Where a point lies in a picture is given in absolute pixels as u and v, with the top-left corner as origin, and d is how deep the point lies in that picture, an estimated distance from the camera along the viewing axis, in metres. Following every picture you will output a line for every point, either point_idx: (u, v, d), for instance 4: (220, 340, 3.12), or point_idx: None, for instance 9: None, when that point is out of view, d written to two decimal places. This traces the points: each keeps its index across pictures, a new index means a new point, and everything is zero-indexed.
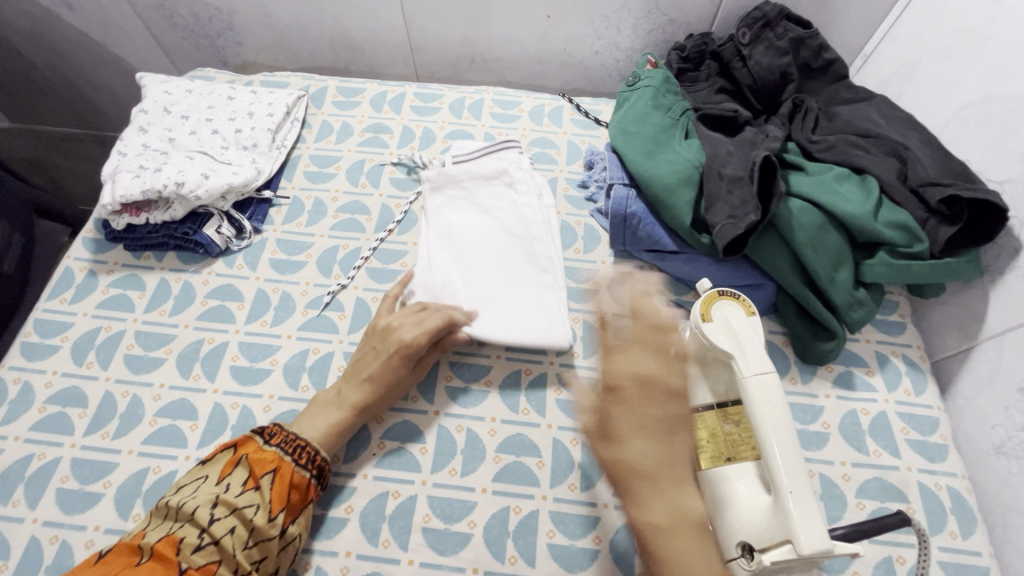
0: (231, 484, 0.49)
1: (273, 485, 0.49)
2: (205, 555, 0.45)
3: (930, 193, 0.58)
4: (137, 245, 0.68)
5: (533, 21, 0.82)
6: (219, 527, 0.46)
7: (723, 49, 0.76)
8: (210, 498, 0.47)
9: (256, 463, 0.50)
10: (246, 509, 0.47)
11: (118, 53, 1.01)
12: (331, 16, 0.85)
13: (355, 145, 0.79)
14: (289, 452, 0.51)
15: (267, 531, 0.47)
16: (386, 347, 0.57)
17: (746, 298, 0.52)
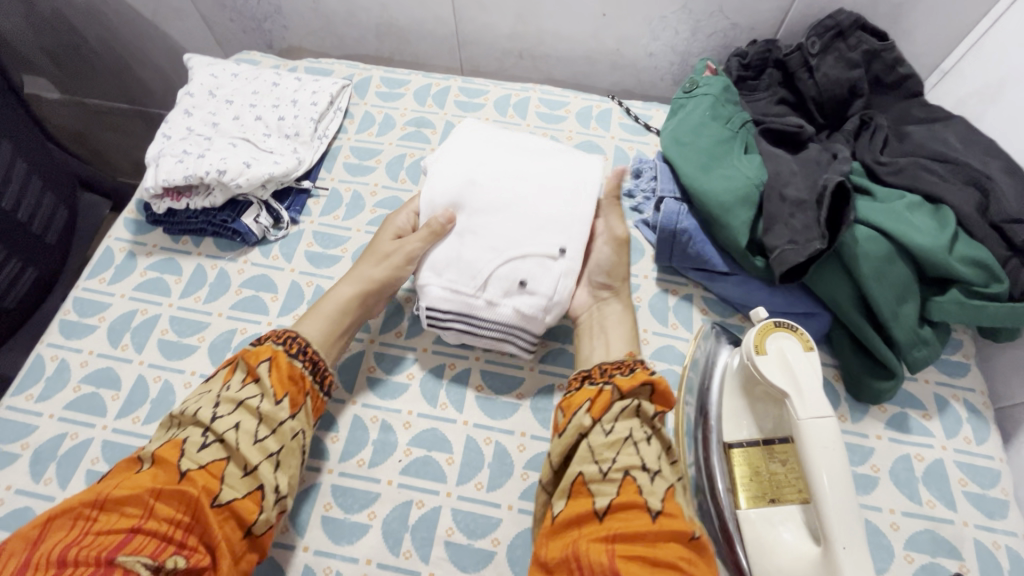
0: (231, 385, 0.51)
1: (270, 374, 0.51)
2: (213, 453, 0.47)
3: (1016, 231, 0.54)
4: (175, 229, 0.68)
5: (586, 19, 0.78)
6: (223, 423, 0.48)
7: (788, 58, 0.72)
8: (212, 403, 0.49)
9: (251, 356, 0.52)
10: (249, 403, 0.49)
11: (167, 30, 1.01)
12: (379, 3, 0.84)
13: (396, 139, 0.77)
14: (282, 343, 0.54)
15: (276, 418, 0.50)
16: (381, 246, 0.63)
17: (803, 332, 0.48)
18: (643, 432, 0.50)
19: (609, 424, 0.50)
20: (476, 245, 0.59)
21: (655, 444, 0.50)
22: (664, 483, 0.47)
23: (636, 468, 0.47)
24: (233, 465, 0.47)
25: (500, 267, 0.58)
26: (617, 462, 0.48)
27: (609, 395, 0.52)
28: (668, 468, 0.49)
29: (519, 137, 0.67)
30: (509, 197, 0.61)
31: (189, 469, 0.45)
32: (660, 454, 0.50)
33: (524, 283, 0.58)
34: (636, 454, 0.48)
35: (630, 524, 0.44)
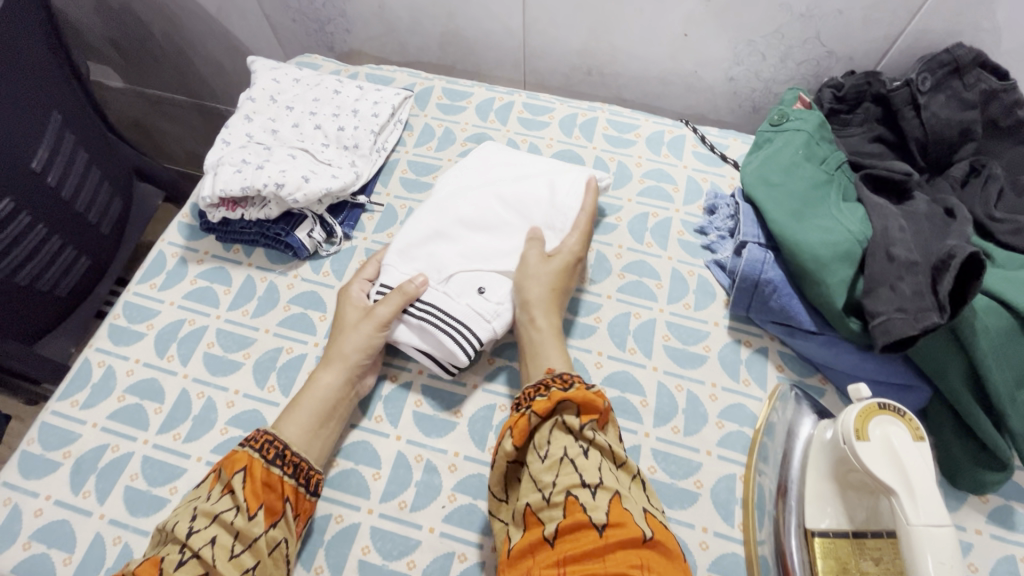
0: (211, 494, 0.47)
1: (244, 484, 0.48)
2: (190, 570, 0.43)
3: None
4: (227, 238, 0.66)
5: (666, 38, 0.73)
6: (198, 538, 0.44)
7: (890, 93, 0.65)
8: (193, 520, 0.45)
9: (226, 464, 0.49)
10: (227, 515, 0.46)
11: (230, 27, 1.00)
12: (447, 12, 0.81)
13: (455, 155, 0.74)
14: (259, 449, 0.50)
15: (251, 532, 0.46)
16: (353, 322, 0.58)
17: (913, 418, 0.42)
18: (579, 446, 0.46)
19: (542, 448, 0.47)
20: (448, 248, 0.61)
21: (596, 455, 0.46)
22: (609, 494, 0.43)
23: (578, 486, 0.43)
24: None
25: (464, 270, 0.60)
26: (558, 484, 0.44)
27: (530, 420, 0.48)
28: (612, 477, 0.44)
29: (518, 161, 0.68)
30: (487, 213, 0.63)
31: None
32: (605, 466, 0.45)
33: (482, 290, 0.59)
34: (574, 471, 0.44)
35: (578, 545, 0.40)
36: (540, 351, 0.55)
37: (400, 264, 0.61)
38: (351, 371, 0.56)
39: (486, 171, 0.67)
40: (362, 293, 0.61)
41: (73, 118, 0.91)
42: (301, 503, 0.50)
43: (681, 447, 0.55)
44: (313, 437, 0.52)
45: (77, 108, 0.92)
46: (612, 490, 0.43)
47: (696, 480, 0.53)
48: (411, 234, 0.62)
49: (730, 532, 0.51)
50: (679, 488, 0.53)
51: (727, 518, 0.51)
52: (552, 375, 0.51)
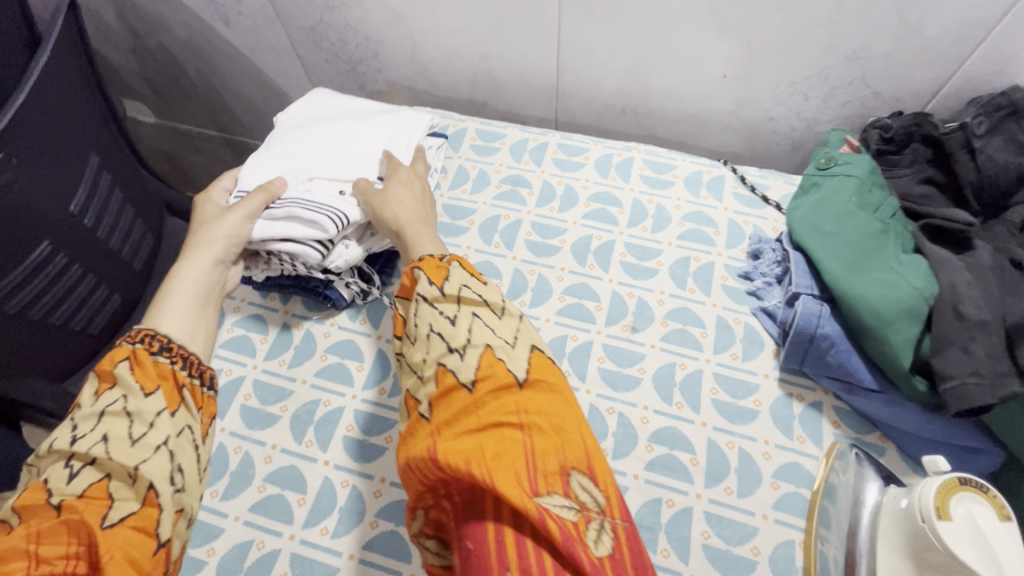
0: (82, 400, 0.46)
1: (132, 371, 0.47)
2: (87, 479, 0.42)
3: None
4: (263, 286, 0.65)
5: (704, 79, 0.72)
6: (85, 442, 0.43)
7: (940, 134, 0.63)
8: (91, 435, 0.43)
9: (106, 367, 0.47)
10: (111, 409, 0.45)
11: (262, 67, 1.01)
12: (480, 53, 0.81)
13: (490, 198, 0.73)
14: (138, 341, 0.49)
15: (147, 412, 0.45)
16: (211, 221, 0.59)
17: (996, 493, 0.40)
18: (444, 316, 0.49)
19: (415, 332, 0.50)
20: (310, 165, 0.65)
21: (462, 316, 0.49)
22: (478, 350, 0.47)
23: (447, 355, 0.47)
24: (117, 481, 0.42)
25: (325, 179, 0.63)
26: (430, 360, 0.48)
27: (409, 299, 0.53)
28: (479, 331, 0.48)
29: (354, 102, 0.75)
30: (347, 133, 0.68)
31: (54, 503, 0.40)
32: (475, 321, 0.49)
33: (343, 192, 0.62)
34: (444, 341, 0.48)
35: (452, 408, 0.45)
36: (416, 240, 0.58)
37: (257, 179, 0.64)
38: (218, 261, 0.57)
39: (349, 98, 0.75)
40: (220, 200, 0.63)
41: (109, 159, 0.92)
42: (199, 395, 0.50)
43: (735, 509, 0.52)
44: (191, 328, 0.53)
45: (114, 149, 0.94)
46: (479, 345, 0.46)
47: (753, 547, 0.51)
48: (267, 157, 0.67)
49: None
50: (735, 555, 0.50)
51: None
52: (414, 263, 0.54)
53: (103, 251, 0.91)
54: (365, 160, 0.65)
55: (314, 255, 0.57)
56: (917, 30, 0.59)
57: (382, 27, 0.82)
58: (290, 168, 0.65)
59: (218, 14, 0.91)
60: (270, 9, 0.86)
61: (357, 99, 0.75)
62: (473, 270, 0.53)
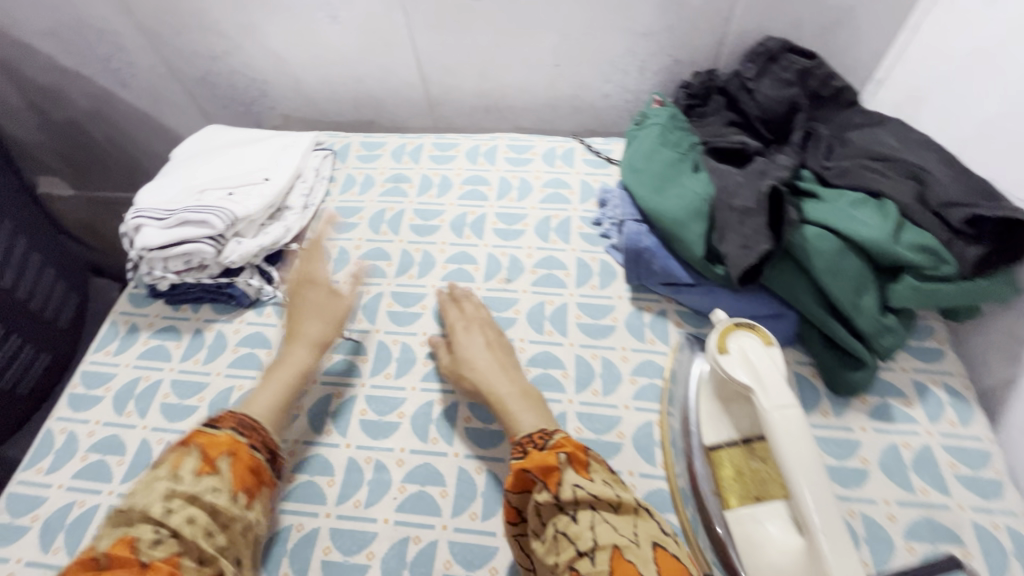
0: (183, 477, 0.47)
1: (229, 467, 0.50)
2: (167, 549, 0.44)
3: (952, 213, 0.56)
4: (174, 299, 0.72)
5: (543, 70, 0.86)
6: (177, 517, 0.45)
7: (727, 85, 0.78)
8: (161, 493, 0.46)
9: (210, 447, 0.50)
10: (206, 499, 0.47)
11: (166, 123, 1.09)
12: (355, 78, 0.92)
13: (376, 196, 0.83)
14: (242, 433, 0.53)
15: (230, 515, 0.48)
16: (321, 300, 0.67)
17: (763, 329, 0.50)
18: (566, 515, 0.45)
19: (539, 530, 0.47)
20: (202, 177, 0.73)
21: (584, 514, 0.45)
22: (608, 552, 0.42)
23: (577, 558, 0.43)
24: (187, 563, 0.44)
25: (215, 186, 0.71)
26: (560, 563, 0.43)
27: (521, 495, 0.50)
28: (605, 530, 0.44)
29: (244, 131, 0.84)
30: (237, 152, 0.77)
31: (147, 561, 0.43)
32: (597, 520, 0.45)
33: (231, 193, 0.71)
34: (571, 543, 0.44)
35: None
36: (515, 417, 0.56)
37: (151, 194, 0.71)
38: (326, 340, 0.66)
39: (237, 128, 0.85)
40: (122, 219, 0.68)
41: (25, 224, 0.97)
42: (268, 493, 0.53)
43: (602, 405, 0.61)
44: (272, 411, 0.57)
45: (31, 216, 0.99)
46: (608, 546, 0.42)
47: (618, 432, 0.59)
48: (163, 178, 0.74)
49: (653, 471, 0.56)
50: (604, 441, 0.59)
51: (649, 458, 0.57)
52: (522, 441, 0.53)
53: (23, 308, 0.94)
54: (252, 171, 0.75)
55: (208, 251, 0.66)
56: (685, 4, 0.75)
57: (265, 68, 0.93)
58: (184, 180, 0.73)
59: (115, 79, 1.00)
60: (162, 66, 0.96)
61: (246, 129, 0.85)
62: (602, 460, 0.51)
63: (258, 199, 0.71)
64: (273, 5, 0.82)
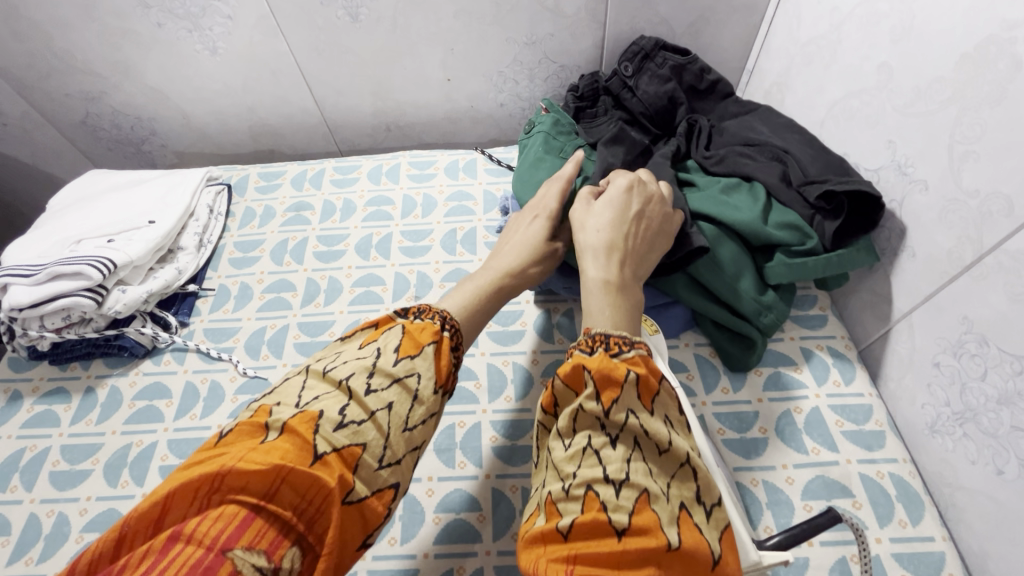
0: (386, 350, 0.43)
1: (437, 358, 0.45)
2: (350, 436, 0.37)
3: (810, 190, 0.60)
4: (60, 358, 0.68)
5: (434, 85, 0.87)
6: (375, 401, 0.40)
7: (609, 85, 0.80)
8: (362, 367, 0.41)
9: (417, 331, 0.45)
10: (407, 382, 0.42)
11: (49, 171, 1.02)
12: (246, 108, 0.90)
13: (278, 226, 0.81)
14: (446, 329, 0.47)
15: (425, 409, 0.42)
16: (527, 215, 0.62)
17: (649, 319, 0.56)
18: (605, 434, 0.39)
19: (568, 435, 0.41)
20: (78, 226, 0.69)
21: (626, 442, 0.39)
22: (636, 493, 0.36)
23: (600, 480, 0.37)
24: (371, 457, 0.38)
25: (92, 234, 0.68)
26: (579, 476, 0.38)
27: (565, 392, 0.44)
28: (640, 469, 0.37)
29: (129, 173, 0.81)
30: (118, 196, 0.74)
31: (325, 451, 0.36)
32: (634, 456, 0.38)
33: (111, 240, 0.68)
34: (599, 463, 0.38)
35: (596, 548, 0.34)
36: (593, 311, 0.49)
37: (20, 250, 0.67)
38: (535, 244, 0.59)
39: (115, 173, 0.81)
40: None
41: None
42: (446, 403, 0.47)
43: (515, 411, 0.62)
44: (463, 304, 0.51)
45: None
46: (640, 487, 0.36)
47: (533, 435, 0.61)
48: (34, 231, 0.70)
49: None
50: (520, 446, 0.60)
51: None
52: (594, 337, 0.45)
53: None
54: (135, 215, 0.71)
55: (87, 303, 0.62)
56: (558, 14, 0.77)
57: (148, 105, 0.89)
58: (57, 231, 0.69)
59: None
60: (35, 111, 0.91)
61: (132, 171, 0.82)
62: (674, 397, 0.44)
63: (140, 242, 0.68)
64: (145, 40, 0.79)
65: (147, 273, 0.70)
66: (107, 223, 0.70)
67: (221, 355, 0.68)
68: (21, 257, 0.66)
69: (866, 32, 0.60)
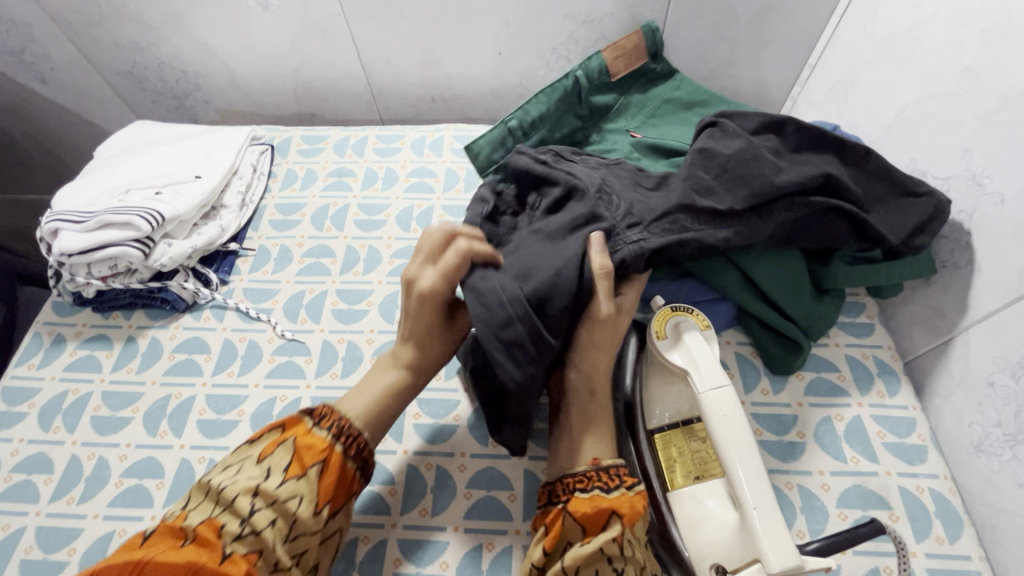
0: (272, 470, 0.46)
1: (319, 477, 0.47)
2: (246, 546, 0.43)
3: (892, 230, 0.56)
4: (104, 306, 0.69)
5: (485, 59, 0.85)
6: (260, 518, 0.44)
7: (631, 81, 0.79)
8: (250, 485, 0.45)
9: (305, 447, 0.47)
10: (290, 503, 0.45)
11: (92, 119, 1.03)
12: (292, 69, 0.89)
13: (318, 191, 0.80)
14: (339, 440, 0.49)
15: (310, 525, 0.45)
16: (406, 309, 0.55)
17: (699, 313, 0.53)
18: (612, 571, 0.43)
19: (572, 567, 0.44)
20: (125, 176, 0.69)
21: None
22: None
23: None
24: (263, 566, 0.43)
25: (140, 185, 0.68)
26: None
27: (574, 527, 0.45)
28: None
29: (176, 127, 0.81)
30: (165, 149, 0.74)
31: (227, 553, 0.42)
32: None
33: (158, 193, 0.68)
34: None
35: None
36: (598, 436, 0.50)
37: (70, 196, 0.67)
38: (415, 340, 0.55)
39: (159, 125, 0.81)
40: (38, 225, 0.64)
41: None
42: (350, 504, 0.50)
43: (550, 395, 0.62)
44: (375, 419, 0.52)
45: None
46: None
47: None
48: (83, 178, 0.70)
49: None
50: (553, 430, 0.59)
51: None
52: (607, 471, 0.47)
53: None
54: (182, 169, 0.71)
55: (135, 255, 0.63)
56: None
57: (195, 60, 0.88)
58: (106, 179, 0.69)
59: (32, 74, 0.93)
60: (83, 59, 0.91)
61: (178, 125, 0.82)
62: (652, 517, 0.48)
63: (187, 196, 0.68)
64: None
65: (192, 229, 0.71)
66: (154, 175, 0.70)
67: (260, 315, 0.68)
68: (71, 203, 0.66)
69: (952, 32, 0.57)
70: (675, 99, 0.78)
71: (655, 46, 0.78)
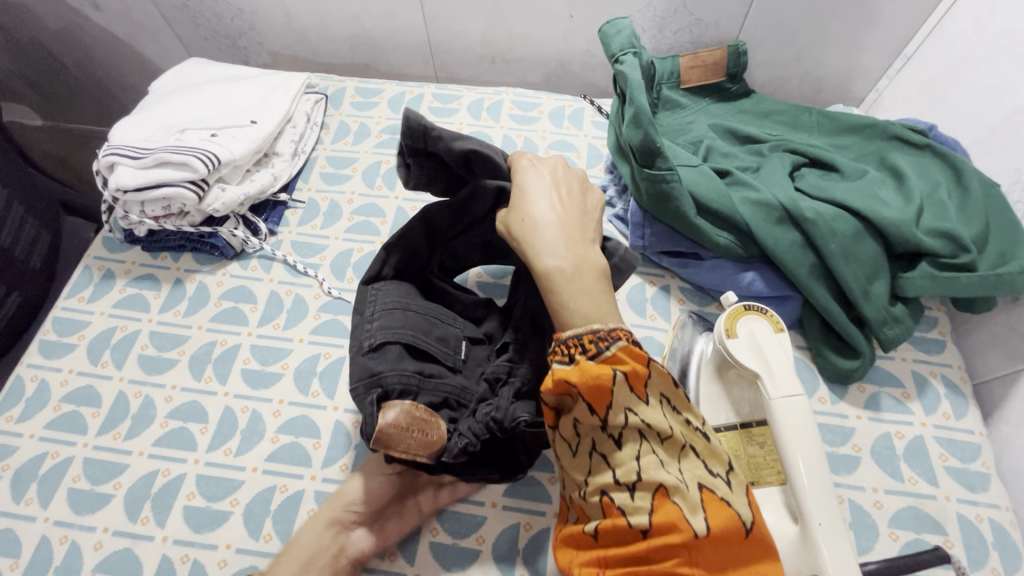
0: None
1: None
2: None
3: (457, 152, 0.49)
4: (154, 246, 0.69)
5: (555, 21, 0.80)
6: None
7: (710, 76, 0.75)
8: None
9: None
10: None
11: (143, 52, 1.01)
12: (350, 17, 0.85)
13: (371, 146, 0.78)
14: None
15: None
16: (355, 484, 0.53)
17: (773, 314, 0.50)
18: (607, 436, 0.38)
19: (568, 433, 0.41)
20: (180, 114, 0.68)
21: (627, 440, 0.37)
22: (650, 490, 0.35)
23: (612, 485, 0.37)
24: None
25: (195, 125, 0.67)
26: (593, 482, 0.38)
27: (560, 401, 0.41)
28: (648, 463, 0.36)
29: (231, 66, 0.78)
30: (220, 89, 0.72)
31: None
32: (643, 451, 0.37)
33: (214, 135, 0.66)
34: (608, 465, 0.38)
35: (623, 549, 0.36)
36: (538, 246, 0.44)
37: (127, 130, 0.66)
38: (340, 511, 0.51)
39: (211, 63, 0.78)
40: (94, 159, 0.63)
41: (20, 185, 0.87)
42: None
43: None
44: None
45: (20, 172, 0.87)
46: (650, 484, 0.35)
47: None
48: (138, 112, 0.69)
49: None
50: None
51: None
52: (568, 342, 0.40)
53: (26, 270, 0.86)
54: (238, 112, 0.69)
55: (189, 197, 0.62)
56: None
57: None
58: (160, 115, 0.68)
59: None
60: None
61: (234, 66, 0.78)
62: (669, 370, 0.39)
63: (241, 139, 0.67)
64: None
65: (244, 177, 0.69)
66: (209, 115, 0.68)
67: (307, 271, 0.67)
68: (126, 138, 0.65)
69: None
70: (750, 111, 0.74)
71: (735, 68, 0.74)
